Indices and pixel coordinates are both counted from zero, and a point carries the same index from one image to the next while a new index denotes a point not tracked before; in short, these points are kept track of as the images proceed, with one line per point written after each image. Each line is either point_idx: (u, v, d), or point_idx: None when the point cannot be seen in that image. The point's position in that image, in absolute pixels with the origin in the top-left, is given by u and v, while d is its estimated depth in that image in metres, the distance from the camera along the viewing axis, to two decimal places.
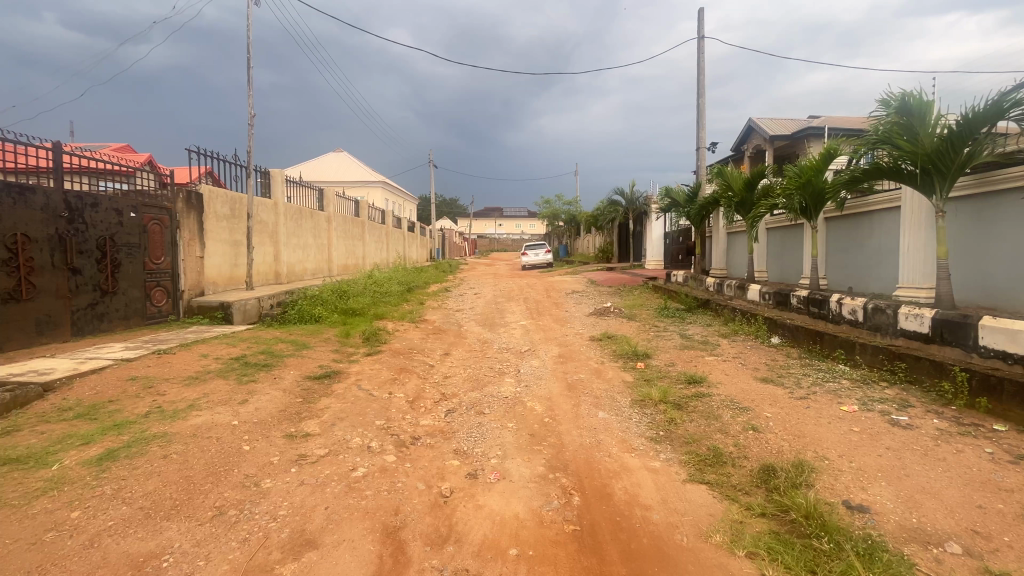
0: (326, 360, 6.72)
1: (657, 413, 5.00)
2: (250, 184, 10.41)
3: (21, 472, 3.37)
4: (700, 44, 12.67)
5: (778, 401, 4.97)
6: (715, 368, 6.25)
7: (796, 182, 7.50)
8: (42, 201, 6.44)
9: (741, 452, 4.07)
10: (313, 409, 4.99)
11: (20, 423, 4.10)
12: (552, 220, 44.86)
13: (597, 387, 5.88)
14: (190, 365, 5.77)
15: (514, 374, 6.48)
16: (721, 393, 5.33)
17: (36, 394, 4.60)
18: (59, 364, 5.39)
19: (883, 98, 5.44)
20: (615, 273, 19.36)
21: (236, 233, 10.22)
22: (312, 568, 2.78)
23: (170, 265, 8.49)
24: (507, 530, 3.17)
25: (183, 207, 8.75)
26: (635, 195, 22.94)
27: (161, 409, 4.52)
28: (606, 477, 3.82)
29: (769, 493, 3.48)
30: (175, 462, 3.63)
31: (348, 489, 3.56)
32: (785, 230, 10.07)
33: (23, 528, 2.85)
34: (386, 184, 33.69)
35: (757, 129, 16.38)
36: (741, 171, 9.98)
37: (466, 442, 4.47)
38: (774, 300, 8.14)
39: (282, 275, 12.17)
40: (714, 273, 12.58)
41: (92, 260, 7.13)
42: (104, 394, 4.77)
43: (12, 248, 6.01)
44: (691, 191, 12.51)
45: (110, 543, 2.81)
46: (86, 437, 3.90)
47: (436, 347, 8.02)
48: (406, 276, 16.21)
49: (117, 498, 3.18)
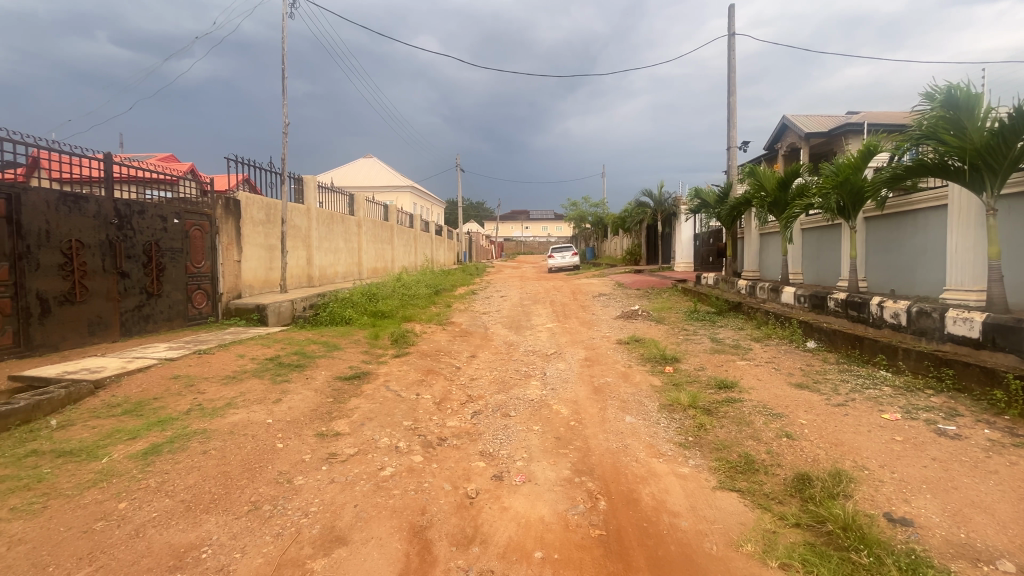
0: (356, 360, 6.90)
1: (687, 419, 4.89)
2: (284, 190, 10.75)
3: (75, 464, 3.58)
4: (731, 42, 12.35)
5: (815, 407, 4.80)
6: (747, 373, 6.07)
7: (832, 181, 7.23)
8: (94, 209, 6.82)
9: (775, 460, 3.94)
10: (343, 409, 5.11)
11: (74, 418, 4.37)
12: (578, 223, 44.66)
13: (623, 391, 5.81)
14: (228, 365, 6.01)
15: (540, 377, 6.47)
16: (754, 399, 5.17)
17: (88, 390, 4.90)
18: (109, 362, 5.71)
19: (927, 91, 5.18)
20: (643, 275, 19.21)
21: (271, 238, 10.57)
22: (342, 564, 2.84)
23: (209, 269, 8.87)
24: (532, 533, 3.17)
25: (222, 213, 9.14)
26: (663, 195, 22.68)
27: (201, 407, 4.72)
28: (632, 482, 3.77)
29: (804, 503, 3.36)
30: (214, 458, 3.79)
31: (376, 488, 3.63)
32: (821, 230, 9.73)
33: (76, 516, 3.03)
34: (414, 189, 34.31)
35: (792, 126, 15.81)
36: (775, 170, 9.64)
37: (492, 443, 4.50)
38: (811, 302, 7.85)
39: (315, 278, 12.54)
40: (746, 275, 12.23)
41: (138, 264, 7.53)
42: (150, 391, 5.02)
43: (66, 254, 6.41)
44: (722, 191, 12.22)
45: (154, 533, 2.96)
46: (133, 432, 4.11)
47: (461, 348, 8.12)
48: (433, 278, 16.43)
49: (161, 491, 3.34)
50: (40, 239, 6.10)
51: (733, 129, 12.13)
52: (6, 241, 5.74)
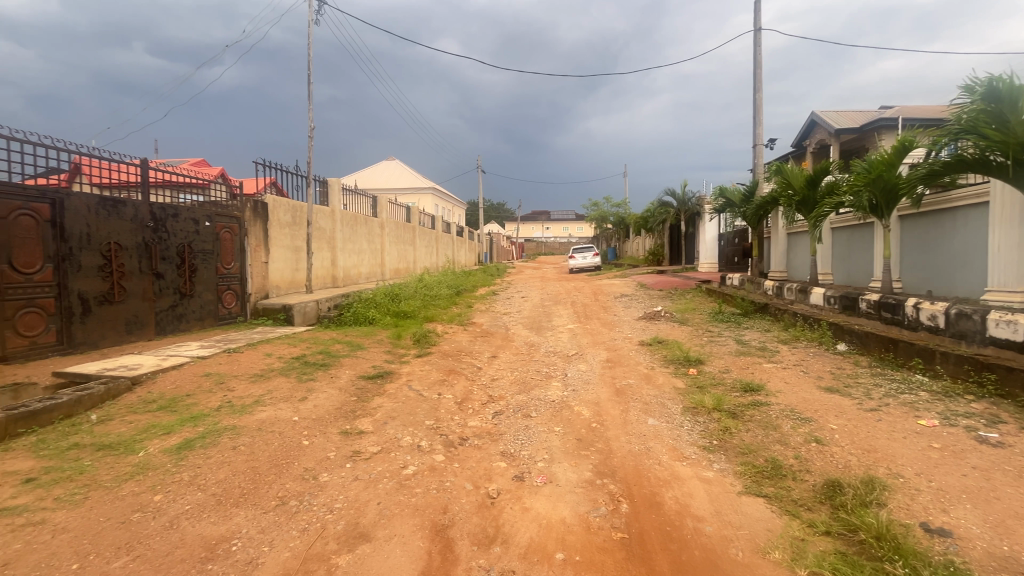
0: (379, 360, 7.00)
1: (711, 422, 4.80)
2: (309, 193, 10.99)
3: (113, 457, 3.74)
4: (756, 37, 12.08)
5: (845, 412, 4.65)
6: (774, 375, 5.93)
7: (864, 178, 6.96)
8: (132, 212, 7.10)
9: (803, 466, 3.83)
10: (366, 407, 5.19)
11: (112, 413, 4.55)
12: (599, 224, 44.33)
13: (646, 393, 5.74)
14: (256, 363, 6.18)
15: (561, 378, 6.44)
16: (781, 402, 5.04)
17: (125, 386, 5.11)
18: (145, 360, 5.94)
19: (966, 84, 4.97)
20: (667, 275, 18.94)
21: (297, 240, 10.82)
22: (366, 560, 2.89)
23: (238, 270, 9.15)
24: (553, 534, 3.16)
25: (250, 216, 9.41)
26: (687, 195, 22.39)
27: (231, 404, 4.86)
28: (655, 486, 3.72)
29: (835, 511, 3.26)
30: (243, 454, 3.90)
31: (398, 486, 3.68)
32: (852, 229, 9.42)
33: (114, 508, 3.16)
34: (435, 191, 34.69)
35: (820, 122, 15.30)
36: (802, 167, 9.36)
37: (513, 444, 4.51)
38: (841, 304, 7.61)
39: (339, 279, 12.78)
40: (773, 276, 11.91)
41: (172, 265, 7.81)
42: (183, 388, 5.20)
43: (105, 256, 6.69)
44: (747, 190, 11.92)
45: (187, 525, 3.06)
46: (167, 427, 4.26)
47: (483, 348, 8.16)
48: (454, 279, 16.56)
49: (194, 485, 3.46)
50: (82, 242, 6.40)
51: (759, 127, 11.86)
52: (51, 243, 6.05)
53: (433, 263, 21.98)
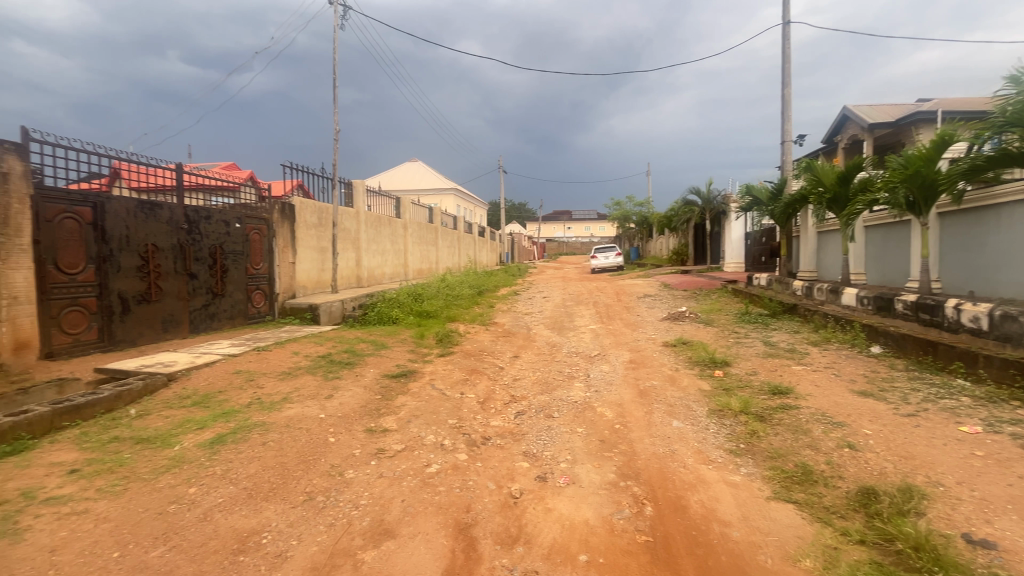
0: (402, 359, 7.08)
1: (738, 425, 4.70)
2: (335, 195, 11.20)
3: (151, 450, 3.89)
4: (785, 31, 11.75)
5: (881, 417, 4.49)
6: (803, 378, 5.76)
7: (901, 174, 6.66)
8: (167, 215, 7.37)
9: (836, 472, 3.72)
10: (390, 406, 5.26)
11: (150, 408, 4.74)
12: (622, 223, 43.84)
13: (670, 395, 5.65)
14: (284, 361, 6.34)
15: (583, 379, 6.40)
16: (811, 406, 4.90)
17: (162, 382, 5.32)
18: (180, 357, 6.16)
19: (1011, 74, 4.79)
20: (692, 275, 18.59)
21: (323, 240, 11.04)
22: (391, 557, 2.93)
23: (266, 270, 9.42)
24: (576, 535, 3.15)
25: (278, 218, 9.65)
26: (712, 194, 22.00)
27: (261, 401, 5.00)
28: (680, 489, 3.66)
29: (870, 519, 3.15)
30: (272, 449, 4.01)
31: (422, 484, 3.72)
32: (887, 227, 9.08)
33: (152, 499, 3.29)
34: (457, 192, 34.97)
35: (852, 116, 14.71)
36: (834, 164, 9.04)
37: (536, 444, 4.50)
38: (875, 305, 7.34)
39: (363, 279, 12.99)
40: (802, 276, 11.58)
41: (205, 266, 8.08)
42: (215, 385, 5.38)
43: (143, 257, 6.96)
44: (775, 187, 11.58)
45: (220, 518, 3.16)
46: (201, 422, 4.41)
47: (505, 349, 8.17)
48: (475, 279, 16.63)
49: (226, 478, 3.57)
50: (122, 243, 6.67)
51: (787, 122, 11.53)
52: (93, 245, 6.33)
53: (455, 263, 22.12)
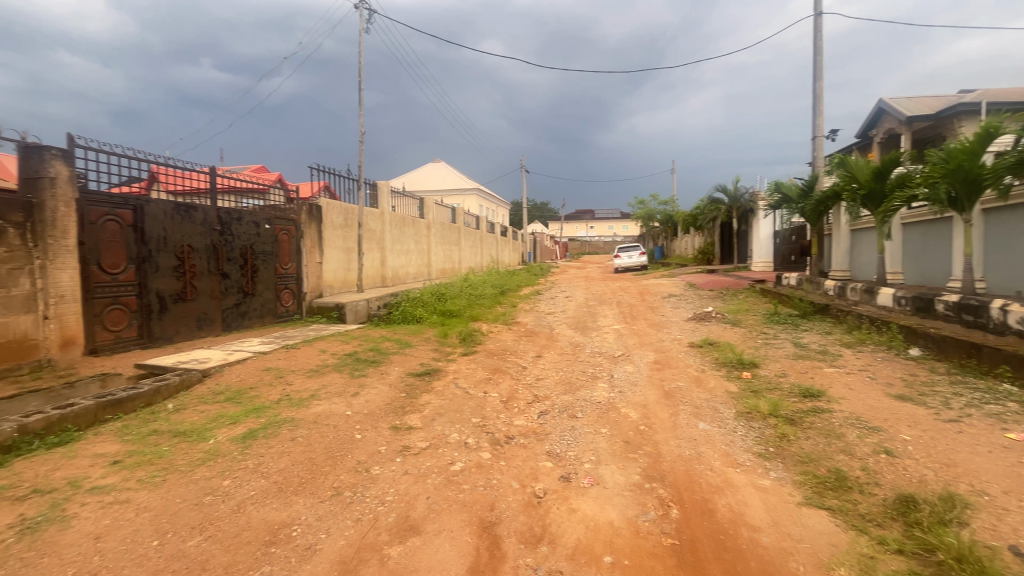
0: (426, 358, 7.15)
1: (767, 428, 4.58)
2: (360, 196, 11.40)
3: (187, 444, 4.04)
4: (817, 23, 11.40)
5: (920, 422, 4.31)
6: (836, 381, 5.58)
7: (942, 169, 6.38)
8: (202, 217, 7.63)
9: (871, 478, 3.59)
10: (415, 403, 5.33)
11: (186, 403, 4.92)
12: (645, 223, 43.23)
13: (696, 396, 5.55)
14: (312, 359, 6.49)
15: (607, 379, 6.34)
16: (845, 410, 4.74)
17: (197, 378, 5.52)
18: (213, 354, 6.37)
19: None
20: (718, 275, 18.21)
21: (349, 241, 11.25)
22: (416, 552, 2.97)
23: (295, 270, 9.66)
24: (601, 536, 3.12)
25: (306, 219, 9.89)
26: (739, 191, 21.50)
27: (290, 397, 5.14)
28: (707, 492, 3.60)
29: (909, 529, 3.03)
30: (301, 445, 4.11)
31: (446, 481, 3.75)
32: (927, 224, 8.71)
33: (189, 490, 3.41)
34: (480, 192, 35.16)
35: (890, 110, 14.04)
36: (869, 159, 8.70)
37: (559, 444, 4.49)
38: (914, 306, 7.04)
39: (388, 278, 13.18)
40: (835, 275, 11.20)
41: (237, 266, 8.34)
42: (246, 381, 5.55)
43: (179, 257, 7.23)
44: (806, 184, 11.22)
45: (252, 510, 3.26)
46: (234, 417, 4.55)
47: (527, 348, 8.15)
48: (498, 278, 16.65)
49: (258, 472, 3.68)
50: (159, 244, 6.94)
51: (819, 117, 11.18)
52: (133, 246, 6.61)
53: (478, 263, 22.24)
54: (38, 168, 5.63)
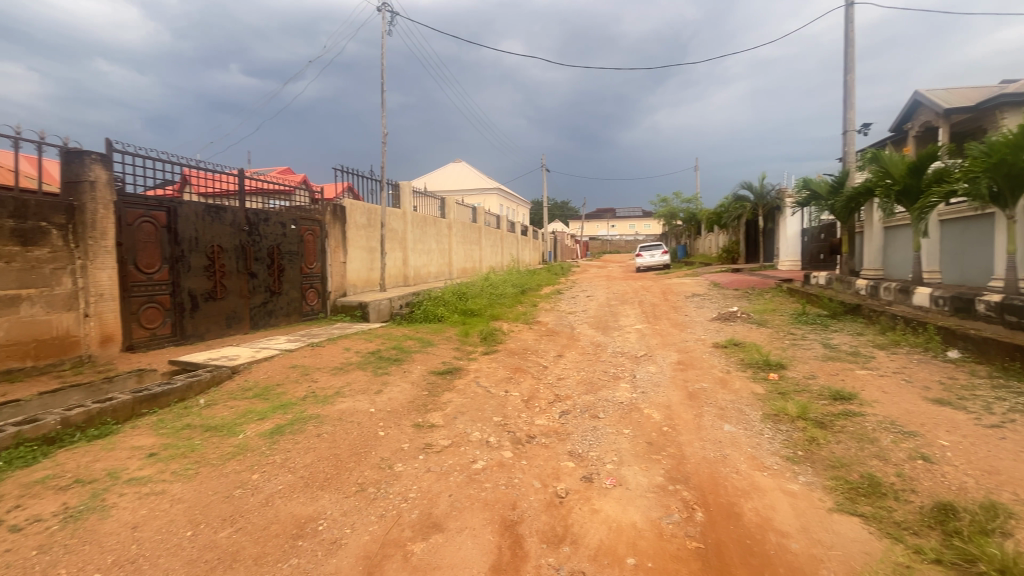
0: (448, 357, 7.21)
1: (795, 431, 4.46)
2: (383, 196, 11.55)
3: (218, 438, 4.16)
4: (848, 13, 11.03)
5: (960, 428, 4.14)
6: (869, 384, 5.39)
7: (983, 163, 6.11)
8: (231, 218, 7.85)
9: (907, 485, 3.46)
10: (437, 402, 5.38)
11: (217, 398, 5.08)
12: (668, 221, 42.59)
13: (722, 397, 5.45)
14: (337, 357, 6.61)
15: (629, 379, 6.28)
16: (878, 413, 4.58)
17: (227, 374, 5.70)
18: (242, 351, 6.55)
19: None
20: (743, 274, 17.82)
21: (372, 241, 11.42)
22: (439, 549, 3.00)
23: (319, 270, 9.86)
24: (624, 538, 3.09)
25: (330, 219, 10.09)
26: (765, 188, 20.99)
27: (315, 394, 5.24)
28: (733, 495, 3.52)
29: (947, 538, 2.91)
30: (326, 441, 4.19)
31: (469, 479, 3.78)
32: (967, 220, 8.35)
33: (220, 483, 3.52)
34: (500, 191, 35.28)
35: (925, 101, 13.51)
36: (904, 153, 8.38)
37: (581, 444, 4.46)
38: (952, 306, 6.75)
39: (410, 277, 13.33)
40: (867, 274, 10.83)
41: (264, 266, 8.55)
42: (274, 378, 5.69)
43: (209, 257, 7.46)
44: (836, 180, 10.87)
45: (280, 504, 3.34)
46: (262, 413, 4.67)
47: (548, 348, 8.14)
48: (518, 278, 16.65)
49: (285, 467, 3.77)
50: (191, 245, 7.18)
51: (850, 110, 10.82)
52: (167, 246, 6.84)
53: (498, 263, 22.29)
54: (78, 172, 5.87)
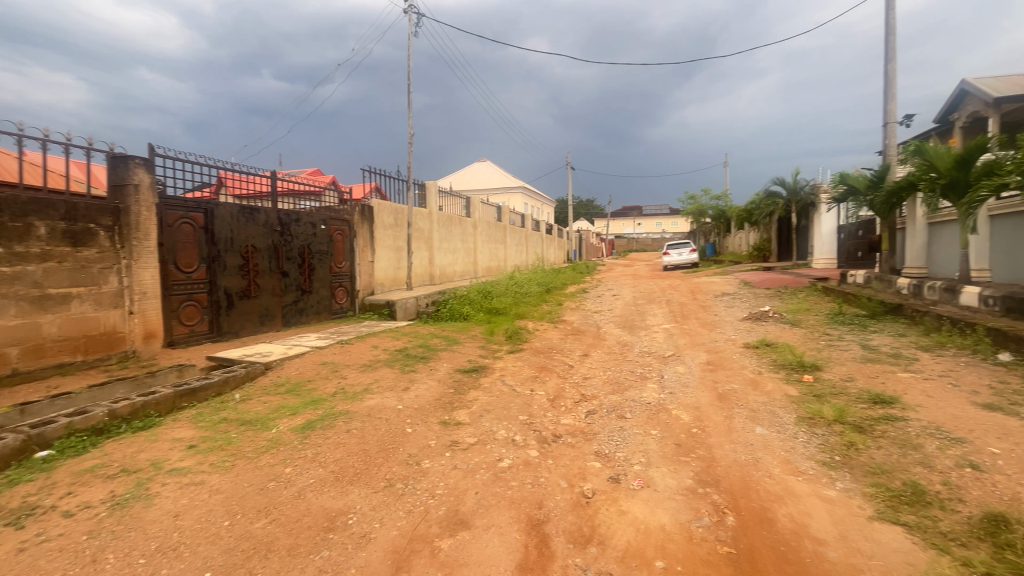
0: (474, 355, 7.25)
1: (832, 435, 4.30)
2: (409, 196, 11.69)
3: (253, 432, 4.30)
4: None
5: (1012, 435, 3.91)
6: (911, 387, 5.15)
7: None
8: (264, 219, 8.09)
9: (954, 494, 3.30)
10: (463, 399, 5.42)
11: (251, 393, 5.25)
12: (696, 219, 41.71)
13: (753, 399, 5.31)
14: (365, 354, 6.74)
15: (657, 379, 6.19)
16: (922, 419, 4.37)
17: (260, 370, 5.88)
18: (275, 348, 6.75)
19: None
20: (775, 273, 17.29)
21: (398, 240, 11.58)
22: (466, 546, 3.02)
23: (348, 269, 10.07)
24: (652, 541, 3.05)
25: (358, 219, 10.29)
26: (798, 183, 20.32)
27: (345, 391, 5.35)
28: (766, 500, 3.42)
29: (999, 551, 2.75)
30: (356, 436, 4.27)
31: (495, 478, 3.79)
32: (1020, 215, 7.89)
33: (255, 475, 3.64)
34: (525, 190, 35.23)
35: (973, 90, 12.81)
36: (949, 145, 7.96)
37: (608, 445, 4.42)
38: (1004, 306, 6.39)
39: (436, 276, 13.47)
40: (909, 272, 10.36)
41: (295, 265, 8.78)
42: (305, 374, 5.85)
43: (244, 257, 7.71)
44: (876, 174, 10.41)
45: (311, 497, 3.42)
46: (294, 409, 4.80)
47: (574, 347, 8.08)
48: (543, 277, 16.60)
49: (316, 461, 3.86)
50: (227, 245, 7.43)
51: (891, 102, 10.37)
52: (204, 247, 7.11)
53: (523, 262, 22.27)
54: (123, 176, 6.16)
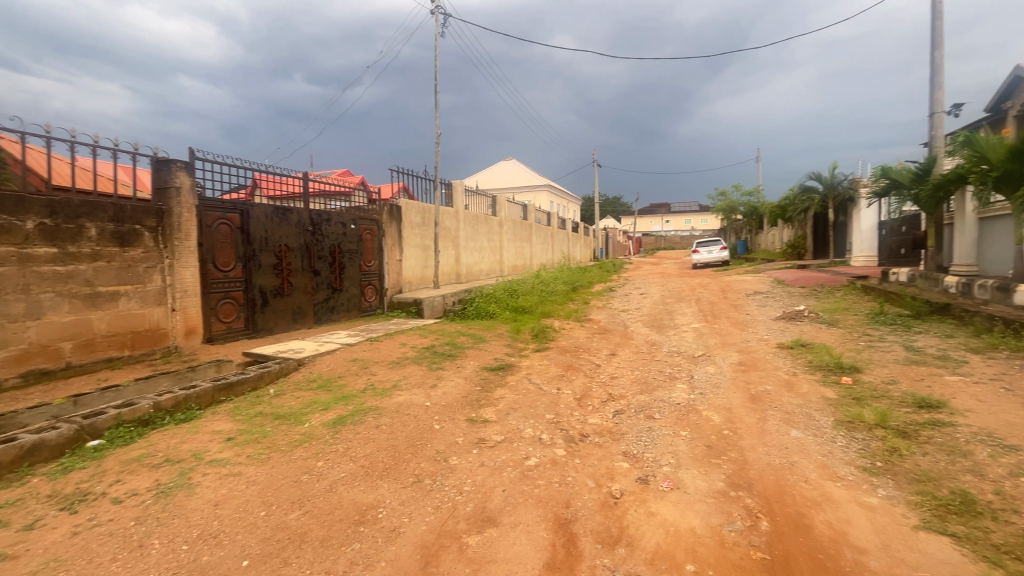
0: (500, 353, 7.27)
1: (873, 440, 4.12)
2: (437, 195, 11.81)
3: (286, 426, 4.43)
4: None
5: None
6: (960, 391, 4.89)
7: None
8: (297, 219, 8.32)
9: (1008, 504, 3.11)
10: (489, 397, 5.44)
11: (285, 388, 5.41)
12: (726, 216, 40.67)
13: (788, 401, 5.14)
14: (393, 351, 6.84)
15: (687, 380, 6.07)
16: (972, 424, 4.14)
17: (294, 366, 6.06)
18: (307, 345, 6.93)
19: None
20: (811, 271, 16.69)
21: (426, 239, 11.72)
22: (494, 543, 3.03)
23: (377, 267, 10.25)
24: (682, 543, 2.99)
25: (387, 219, 10.46)
26: (836, 178, 19.56)
27: (374, 387, 5.46)
28: (802, 506, 3.31)
29: None
30: (385, 432, 4.35)
31: (522, 476, 3.79)
32: None
33: (289, 468, 3.75)
34: (551, 188, 35.09)
35: None
36: (1002, 135, 7.48)
37: (636, 445, 4.35)
38: None
39: (462, 274, 13.58)
40: (957, 270, 9.83)
41: (326, 263, 9.00)
42: (335, 370, 5.99)
43: (278, 256, 7.95)
44: (921, 167, 9.92)
45: (342, 490, 3.51)
46: (325, 404, 4.92)
47: (601, 346, 8.01)
48: (569, 275, 16.50)
49: (347, 455, 3.95)
50: (262, 244, 7.67)
51: (938, 90, 9.86)
52: (240, 246, 7.36)
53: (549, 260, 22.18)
54: (167, 179, 6.43)
